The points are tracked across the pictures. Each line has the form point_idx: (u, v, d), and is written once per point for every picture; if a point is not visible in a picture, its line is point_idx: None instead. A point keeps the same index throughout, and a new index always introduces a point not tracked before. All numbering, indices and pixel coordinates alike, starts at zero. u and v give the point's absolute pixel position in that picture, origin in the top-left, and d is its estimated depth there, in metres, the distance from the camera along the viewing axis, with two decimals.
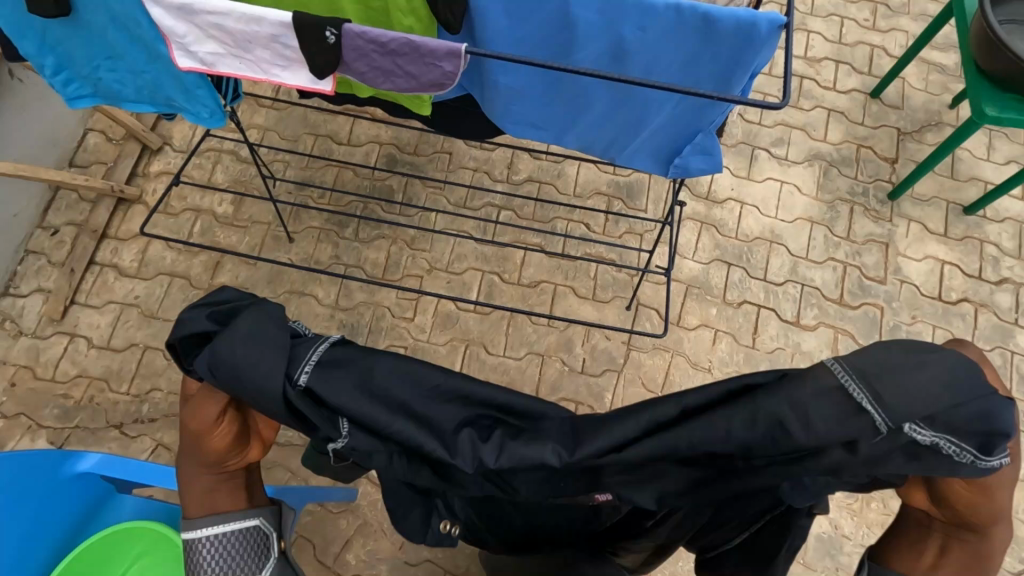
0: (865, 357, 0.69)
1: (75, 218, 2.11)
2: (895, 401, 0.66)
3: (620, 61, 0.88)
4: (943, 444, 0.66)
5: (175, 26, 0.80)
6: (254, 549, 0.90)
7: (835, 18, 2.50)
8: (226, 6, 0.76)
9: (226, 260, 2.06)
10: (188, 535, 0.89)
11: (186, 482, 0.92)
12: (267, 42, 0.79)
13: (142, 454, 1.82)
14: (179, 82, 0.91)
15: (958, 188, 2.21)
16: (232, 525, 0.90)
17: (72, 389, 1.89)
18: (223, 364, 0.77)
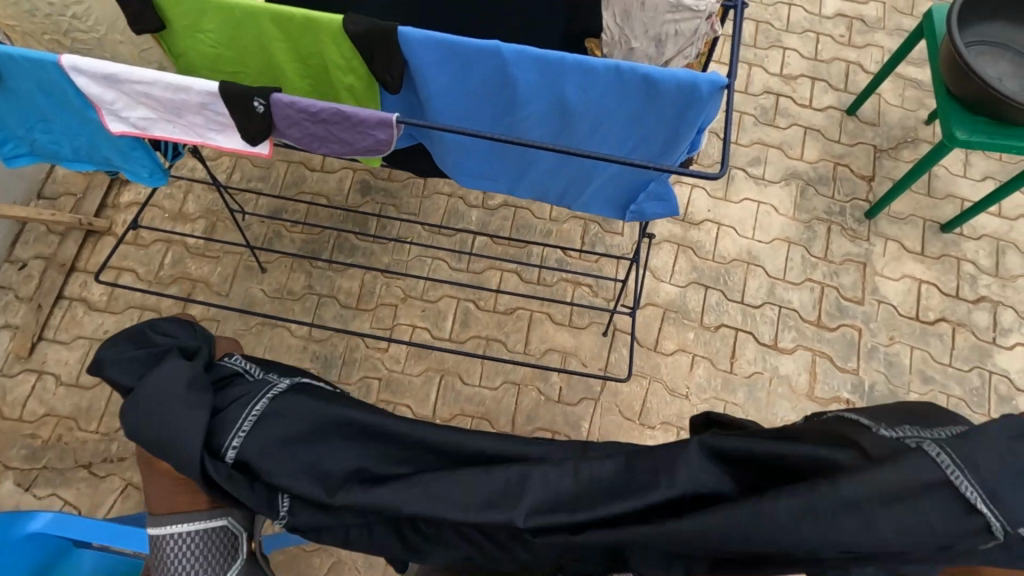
0: (975, 447, 0.62)
1: (43, 251, 2.07)
2: (973, 465, 0.61)
3: (567, 117, 0.88)
4: (979, 504, 0.61)
5: (102, 94, 0.78)
6: (217, 550, 0.87)
7: (811, 34, 2.49)
8: (150, 76, 0.74)
9: (198, 292, 2.04)
10: (155, 532, 0.86)
11: (152, 484, 0.88)
12: (197, 109, 0.77)
13: (111, 495, 1.79)
14: (115, 144, 0.90)
15: (935, 206, 2.20)
16: (196, 523, 0.86)
17: (40, 428, 1.86)
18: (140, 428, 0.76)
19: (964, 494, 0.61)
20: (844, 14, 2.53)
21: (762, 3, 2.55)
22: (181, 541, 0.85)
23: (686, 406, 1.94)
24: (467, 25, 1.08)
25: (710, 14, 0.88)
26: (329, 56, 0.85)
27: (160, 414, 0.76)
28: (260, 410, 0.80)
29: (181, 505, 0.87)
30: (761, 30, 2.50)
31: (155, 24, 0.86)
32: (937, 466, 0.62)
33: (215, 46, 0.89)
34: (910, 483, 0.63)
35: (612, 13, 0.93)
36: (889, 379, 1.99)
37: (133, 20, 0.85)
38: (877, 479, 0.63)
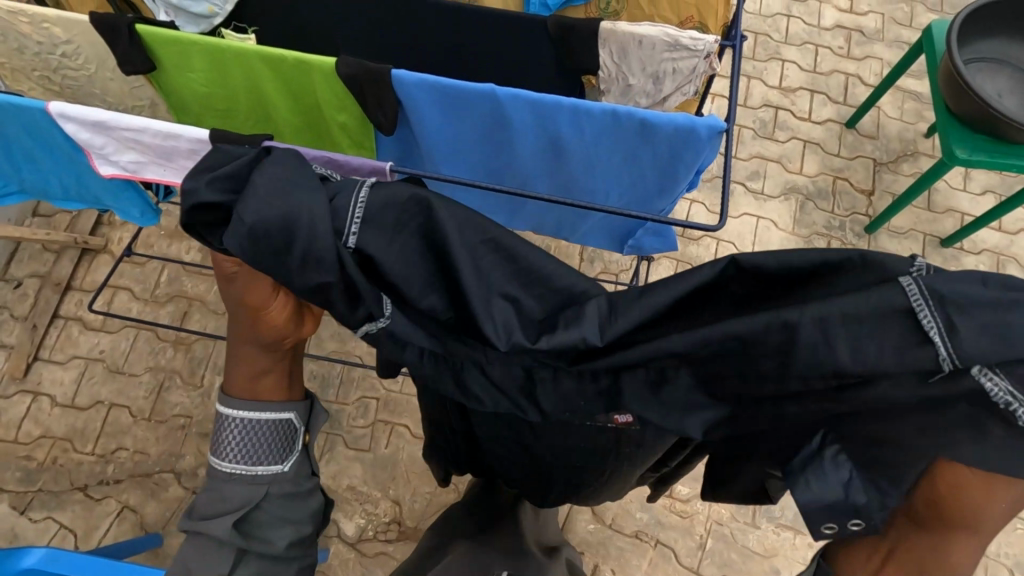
0: (950, 278, 0.58)
1: (38, 269, 2.05)
2: (942, 295, 0.58)
3: (561, 154, 0.90)
4: (927, 322, 0.58)
5: (91, 139, 0.77)
6: (268, 440, 0.90)
7: (810, 46, 2.48)
8: (139, 124, 0.73)
9: (195, 310, 2.02)
10: (223, 410, 0.90)
11: (237, 354, 0.90)
12: (189, 155, 0.77)
13: (107, 518, 1.78)
14: (105, 186, 0.90)
15: (934, 220, 2.19)
16: (266, 414, 0.91)
17: (35, 450, 1.85)
18: (260, 225, 0.66)
19: (920, 324, 0.58)
20: (842, 25, 2.52)
21: (760, 15, 2.53)
22: (247, 426, 0.90)
23: None
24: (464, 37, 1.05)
25: (707, 54, 0.93)
26: (318, 87, 0.85)
27: (286, 201, 0.67)
28: (368, 201, 0.71)
29: (258, 390, 0.92)
30: (760, 42, 2.49)
31: (146, 67, 0.87)
32: (902, 293, 0.59)
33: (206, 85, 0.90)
34: (879, 305, 0.59)
35: (609, 51, 0.96)
36: None
37: (122, 60, 0.86)
38: (847, 305, 0.61)
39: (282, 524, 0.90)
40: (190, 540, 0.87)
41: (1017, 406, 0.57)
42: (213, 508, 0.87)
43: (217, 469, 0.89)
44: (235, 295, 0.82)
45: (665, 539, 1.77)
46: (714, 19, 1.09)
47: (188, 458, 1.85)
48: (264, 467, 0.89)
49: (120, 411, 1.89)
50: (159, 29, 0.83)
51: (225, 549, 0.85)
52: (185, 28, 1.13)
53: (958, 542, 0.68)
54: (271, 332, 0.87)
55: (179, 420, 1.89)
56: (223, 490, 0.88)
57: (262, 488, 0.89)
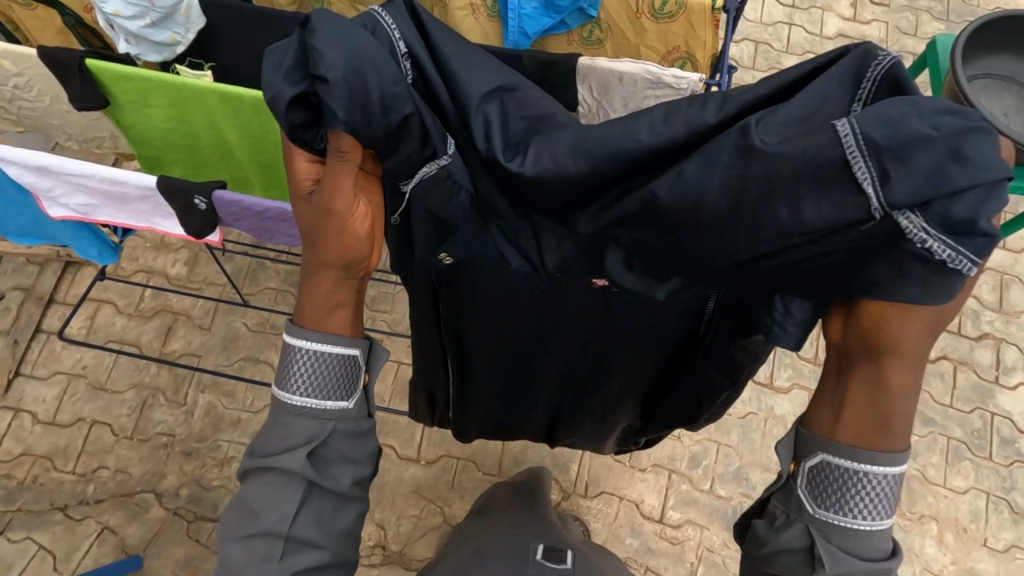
0: (883, 119, 0.59)
1: (22, 282, 2.01)
2: (876, 140, 0.59)
3: None
4: (856, 162, 0.60)
5: (41, 183, 0.83)
6: (340, 368, 0.79)
7: (811, 56, 2.42)
8: (88, 171, 0.80)
9: (179, 325, 1.97)
10: (290, 339, 0.78)
11: (308, 278, 0.80)
12: (140, 199, 0.85)
13: (87, 539, 1.75)
14: (61, 226, 0.95)
15: None
16: (333, 346, 0.78)
17: (15, 468, 1.82)
18: (357, 75, 0.67)
19: (854, 178, 0.61)
20: (845, 34, 2.45)
21: (761, 23, 2.47)
22: (313, 359, 0.78)
23: (678, 449, 1.84)
24: None
25: (691, 92, 1.01)
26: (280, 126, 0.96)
27: (352, 46, 0.68)
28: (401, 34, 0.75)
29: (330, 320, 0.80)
30: (760, 51, 2.43)
31: (102, 100, 0.96)
32: (838, 143, 0.61)
33: (164, 118, 1.00)
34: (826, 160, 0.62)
35: (588, 87, 1.04)
36: None
37: (75, 97, 0.94)
38: (778, 162, 0.63)
39: (351, 459, 0.79)
40: (256, 481, 0.76)
41: (931, 244, 0.61)
42: (280, 445, 0.76)
43: (285, 402, 0.78)
44: (318, 199, 0.76)
45: (656, 565, 1.73)
46: (702, 49, 1.11)
47: (170, 477, 1.81)
48: (332, 401, 0.78)
49: (102, 428, 1.86)
50: (113, 65, 0.92)
51: (295, 485, 0.74)
52: (144, 56, 1.11)
53: (892, 370, 0.70)
54: (350, 241, 0.79)
55: (162, 438, 1.85)
56: (292, 422, 0.77)
57: (332, 419, 0.78)
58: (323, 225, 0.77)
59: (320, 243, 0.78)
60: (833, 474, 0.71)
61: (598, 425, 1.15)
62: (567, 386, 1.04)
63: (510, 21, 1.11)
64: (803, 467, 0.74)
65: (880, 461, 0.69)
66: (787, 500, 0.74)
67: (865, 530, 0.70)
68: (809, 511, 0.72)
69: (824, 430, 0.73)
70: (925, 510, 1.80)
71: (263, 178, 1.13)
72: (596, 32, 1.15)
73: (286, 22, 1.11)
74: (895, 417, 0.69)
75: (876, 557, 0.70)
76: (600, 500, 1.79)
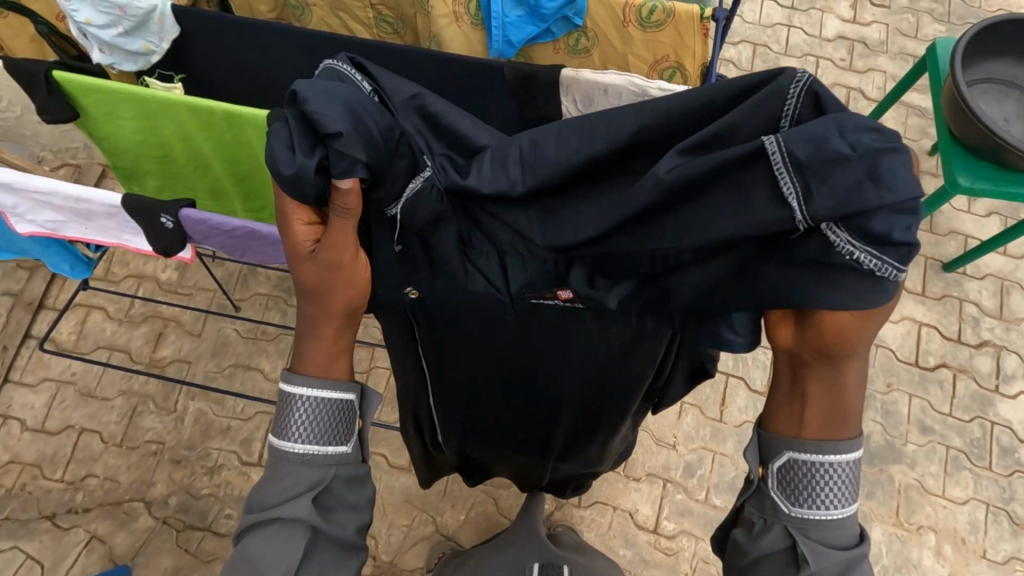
0: (803, 137, 0.62)
1: (11, 287, 1.99)
2: (802, 158, 0.62)
3: None
4: (783, 177, 0.64)
5: (10, 202, 0.89)
6: (343, 419, 0.77)
7: (810, 58, 2.39)
8: (53, 190, 0.86)
9: (169, 331, 1.96)
10: (289, 389, 0.76)
11: (303, 325, 0.78)
12: (106, 215, 0.90)
13: (75, 548, 1.73)
14: (33, 244, 1.04)
15: (936, 243, 2.09)
16: (332, 393, 0.76)
17: (3, 476, 1.80)
18: (354, 124, 0.70)
19: (780, 190, 0.64)
20: (845, 36, 2.42)
21: (760, 25, 2.44)
22: (311, 407, 0.76)
23: (673, 458, 1.82)
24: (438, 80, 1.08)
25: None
26: (256, 144, 0.98)
27: (340, 102, 0.70)
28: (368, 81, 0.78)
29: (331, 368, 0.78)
30: (759, 53, 2.39)
31: (71, 112, 0.97)
32: (760, 150, 0.64)
33: (135, 130, 1.01)
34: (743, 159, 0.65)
35: (574, 99, 1.03)
36: (886, 430, 1.87)
37: (41, 110, 0.96)
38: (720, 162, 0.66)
39: (353, 508, 0.78)
40: (256, 536, 0.73)
41: (857, 255, 0.63)
42: (282, 495, 0.74)
43: (286, 451, 0.75)
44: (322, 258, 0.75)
45: None
46: (691, 59, 1.09)
47: (159, 486, 1.79)
48: (330, 446, 0.76)
49: (91, 436, 1.84)
50: (81, 77, 0.93)
51: (299, 538, 0.72)
52: (119, 65, 1.09)
53: (850, 366, 0.72)
54: (348, 286, 0.77)
55: (151, 446, 1.83)
56: (294, 471, 0.74)
57: (336, 470, 0.76)
58: (325, 279, 0.76)
59: (318, 290, 0.77)
60: (800, 471, 0.72)
61: (582, 444, 1.11)
62: (546, 411, 1.01)
63: (493, 29, 1.09)
64: (771, 469, 0.74)
65: (842, 451, 0.72)
66: (761, 504, 0.75)
67: (838, 520, 0.71)
68: (784, 511, 0.72)
69: (789, 430, 0.74)
70: (923, 521, 1.77)
71: (240, 190, 1.13)
72: (583, 40, 1.12)
73: (263, 32, 1.09)
74: (851, 407, 0.72)
75: (852, 544, 0.72)
76: (594, 510, 1.77)
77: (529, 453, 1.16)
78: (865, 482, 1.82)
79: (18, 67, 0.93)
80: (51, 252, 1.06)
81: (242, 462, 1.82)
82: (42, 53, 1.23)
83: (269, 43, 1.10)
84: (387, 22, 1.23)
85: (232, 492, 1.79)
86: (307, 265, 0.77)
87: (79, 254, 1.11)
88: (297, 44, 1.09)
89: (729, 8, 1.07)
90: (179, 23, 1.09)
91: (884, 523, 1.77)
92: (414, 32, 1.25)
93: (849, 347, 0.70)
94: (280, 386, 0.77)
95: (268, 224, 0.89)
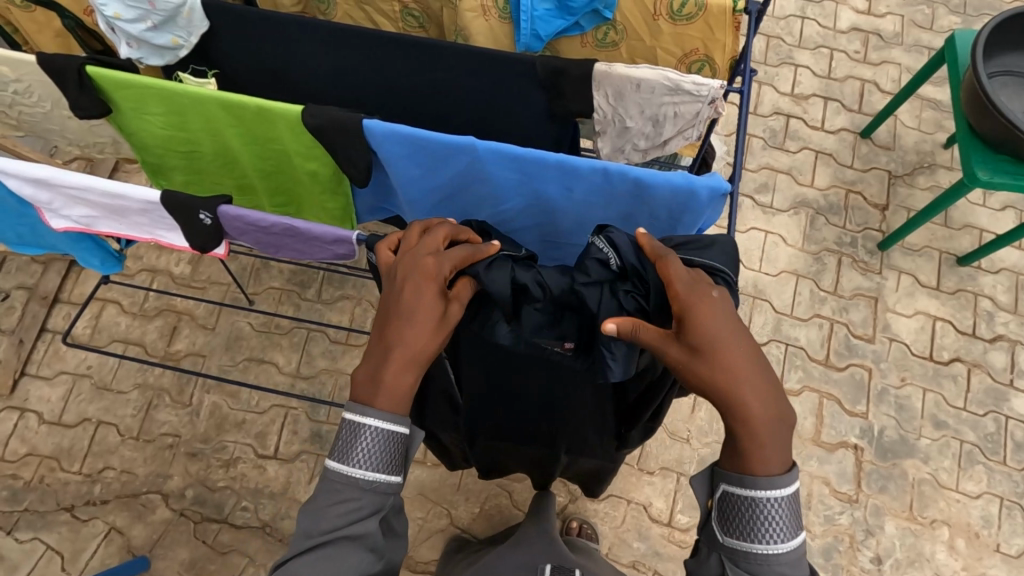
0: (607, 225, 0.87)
1: (26, 281, 2.00)
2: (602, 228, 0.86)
3: (546, 204, 1.00)
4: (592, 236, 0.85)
5: (46, 199, 0.91)
6: (406, 451, 0.79)
7: (824, 50, 2.37)
8: (90, 188, 0.86)
9: (183, 325, 1.96)
10: (362, 417, 0.76)
11: (379, 356, 0.76)
12: (141, 212, 0.91)
13: (93, 540, 1.75)
14: (66, 240, 1.06)
15: (951, 237, 2.08)
16: (392, 433, 0.76)
17: (21, 468, 1.82)
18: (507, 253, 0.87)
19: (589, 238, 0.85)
20: (859, 28, 2.40)
21: (773, 17, 2.42)
22: (377, 439, 0.76)
23: (686, 452, 1.82)
24: (466, 75, 1.07)
25: (710, 100, 0.99)
26: (290, 140, 0.98)
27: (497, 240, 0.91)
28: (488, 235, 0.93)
29: (385, 402, 0.76)
30: (772, 46, 2.37)
31: (103, 107, 0.97)
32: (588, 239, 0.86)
33: (165, 125, 1.01)
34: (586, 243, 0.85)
35: (605, 94, 1.02)
36: (899, 425, 1.87)
37: (73, 104, 0.96)
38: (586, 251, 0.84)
39: (399, 535, 0.84)
40: (311, 557, 0.75)
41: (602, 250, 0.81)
42: (346, 519, 0.76)
43: (352, 477, 0.76)
44: (436, 299, 0.76)
45: (663, 570, 1.71)
46: (721, 52, 1.08)
47: (175, 478, 1.81)
48: (386, 478, 0.77)
49: (107, 429, 1.85)
50: (115, 72, 0.92)
51: (359, 564, 0.76)
52: (146, 58, 1.10)
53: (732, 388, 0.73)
54: (444, 344, 0.77)
55: (167, 438, 1.84)
56: (358, 498, 0.76)
57: (394, 499, 0.80)
58: (427, 320, 0.75)
59: (415, 334, 0.75)
60: (736, 506, 0.75)
61: (586, 452, 1.15)
62: (553, 402, 1.03)
63: (522, 22, 1.08)
64: (715, 500, 0.78)
65: (761, 487, 0.74)
66: (705, 531, 0.80)
67: (777, 553, 0.74)
68: (719, 540, 0.77)
69: (715, 463, 0.79)
70: (937, 515, 1.78)
71: (268, 186, 1.14)
72: (611, 34, 1.12)
73: (287, 23, 1.08)
74: (753, 432, 0.73)
75: (792, 574, 0.75)
76: (608, 503, 1.78)
77: (535, 452, 1.20)
78: (879, 476, 1.82)
79: (51, 62, 0.93)
80: (81, 247, 1.07)
81: (257, 455, 1.83)
82: (67, 48, 1.23)
83: (296, 39, 1.10)
84: (413, 15, 1.24)
85: (248, 485, 1.80)
86: (423, 298, 0.76)
87: (110, 249, 1.12)
88: (324, 39, 1.09)
89: (759, 2, 1.07)
90: (207, 17, 1.09)
91: (897, 517, 1.78)
92: (438, 24, 1.24)
93: (715, 362, 0.73)
94: (348, 410, 0.76)
95: (306, 220, 0.89)
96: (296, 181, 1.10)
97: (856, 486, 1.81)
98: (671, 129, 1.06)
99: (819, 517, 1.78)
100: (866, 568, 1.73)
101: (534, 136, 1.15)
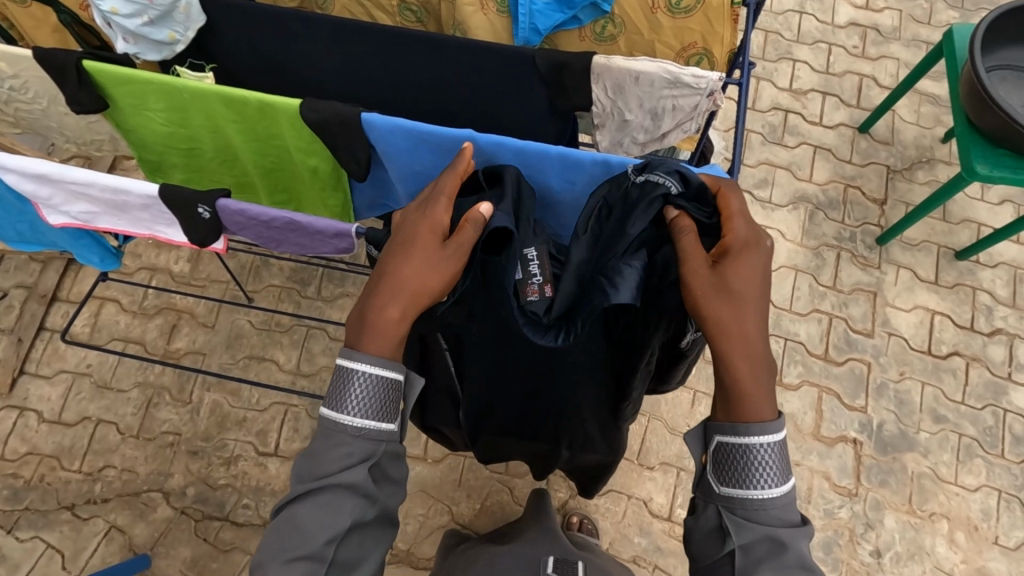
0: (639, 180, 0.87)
1: (25, 280, 2.00)
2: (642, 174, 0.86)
3: (547, 196, 1.00)
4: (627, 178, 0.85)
5: (46, 194, 0.91)
6: (398, 399, 0.81)
7: (822, 45, 2.36)
8: (90, 183, 0.86)
9: (183, 323, 1.96)
10: (353, 362, 0.78)
11: (372, 294, 0.80)
12: (142, 207, 0.91)
13: (94, 538, 1.75)
14: (65, 236, 1.06)
15: (949, 232, 2.09)
16: (383, 378, 0.78)
17: (22, 467, 1.82)
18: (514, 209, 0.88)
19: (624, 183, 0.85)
20: (858, 23, 2.40)
21: (772, 12, 2.42)
22: (368, 383, 0.78)
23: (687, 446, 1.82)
24: (467, 69, 1.07)
25: (709, 92, 0.99)
26: (290, 136, 0.98)
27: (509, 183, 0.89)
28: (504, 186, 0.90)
29: (377, 341, 0.79)
30: (771, 41, 2.37)
31: (102, 103, 0.97)
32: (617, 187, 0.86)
33: (165, 122, 1.01)
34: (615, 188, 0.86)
35: (605, 87, 1.02)
36: (899, 419, 1.88)
37: (71, 100, 0.96)
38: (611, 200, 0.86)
39: (395, 483, 0.83)
40: (305, 503, 0.77)
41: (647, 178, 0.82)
42: (336, 466, 0.78)
43: (341, 423, 0.78)
44: (429, 236, 0.80)
45: (664, 565, 1.72)
46: (719, 45, 1.08)
47: (176, 477, 1.81)
48: (377, 424, 0.79)
49: (108, 427, 1.85)
50: (113, 68, 0.92)
51: (351, 510, 0.77)
52: (144, 54, 1.09)
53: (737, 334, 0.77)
54: (442, 283, 0.79)
55: (167, 437, 1.84)
56: (349, 444, 0.78)
57: (387, 446, 0.81)
58: (424, 259, 0.79)
59: (410, 270, 0.79)
60: (729, 455, 0.77)
61: (587, 449, 1.16)
62: (554, 400, 1.04)
63: (520, 16, 1.08)
64: (709, 454, 0.80)
65: (754, 433, 0.76)
66: (701, 487, 0.82)
67: (770, 498, 0.76)
68: (715, 491, 0.79)
69: (709, 418, 0.81)
70: (936, 508, 1.78)
71: (267, 182, 1.13)
72: (610, 27, 1.12)
73: (288, 19, 1.08)
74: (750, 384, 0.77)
75: (785, 519, 0.76)
76: (608, 498, 1.78)
77: (537, 447, 1.21)
78: (879, 471, 1.82)
79: (49, 57, 0.92)
80: (81, 244, 1.07)
81: (258, 453, 1.83)
82: (64, 44, 1.23)
83: (296, 34, 1.09)
84: (411, 10, 1.23)
85: (249, 483, 1.80)
86: (424, 242, 0.80)
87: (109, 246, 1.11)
88: (325, 33, 1.08)
89: None
90: (205, 11, 1.09)
91: (897, 511, 1.78)
92: (436, 19, 1.24)
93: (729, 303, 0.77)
94: (340, 356, 0.79)
95: (307, 214, 0.89)
96: (296, 176, 1.10)
97: (855, 480, 1.81)
98: (671, 123, 1.06)
99: (819, 511, 1.78)
100: (865, 562, 1.74)
101: (534, 129, 1.16)
